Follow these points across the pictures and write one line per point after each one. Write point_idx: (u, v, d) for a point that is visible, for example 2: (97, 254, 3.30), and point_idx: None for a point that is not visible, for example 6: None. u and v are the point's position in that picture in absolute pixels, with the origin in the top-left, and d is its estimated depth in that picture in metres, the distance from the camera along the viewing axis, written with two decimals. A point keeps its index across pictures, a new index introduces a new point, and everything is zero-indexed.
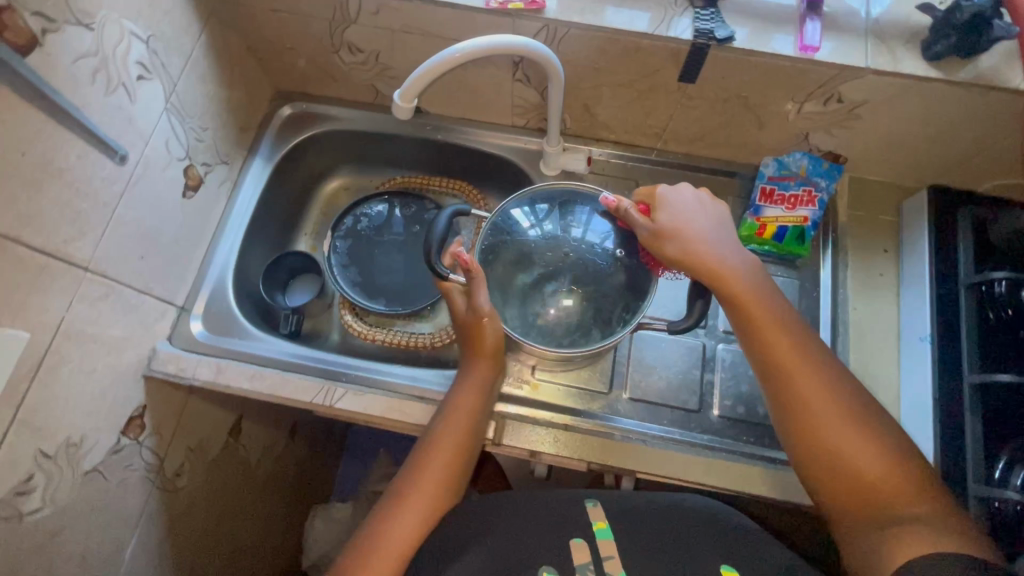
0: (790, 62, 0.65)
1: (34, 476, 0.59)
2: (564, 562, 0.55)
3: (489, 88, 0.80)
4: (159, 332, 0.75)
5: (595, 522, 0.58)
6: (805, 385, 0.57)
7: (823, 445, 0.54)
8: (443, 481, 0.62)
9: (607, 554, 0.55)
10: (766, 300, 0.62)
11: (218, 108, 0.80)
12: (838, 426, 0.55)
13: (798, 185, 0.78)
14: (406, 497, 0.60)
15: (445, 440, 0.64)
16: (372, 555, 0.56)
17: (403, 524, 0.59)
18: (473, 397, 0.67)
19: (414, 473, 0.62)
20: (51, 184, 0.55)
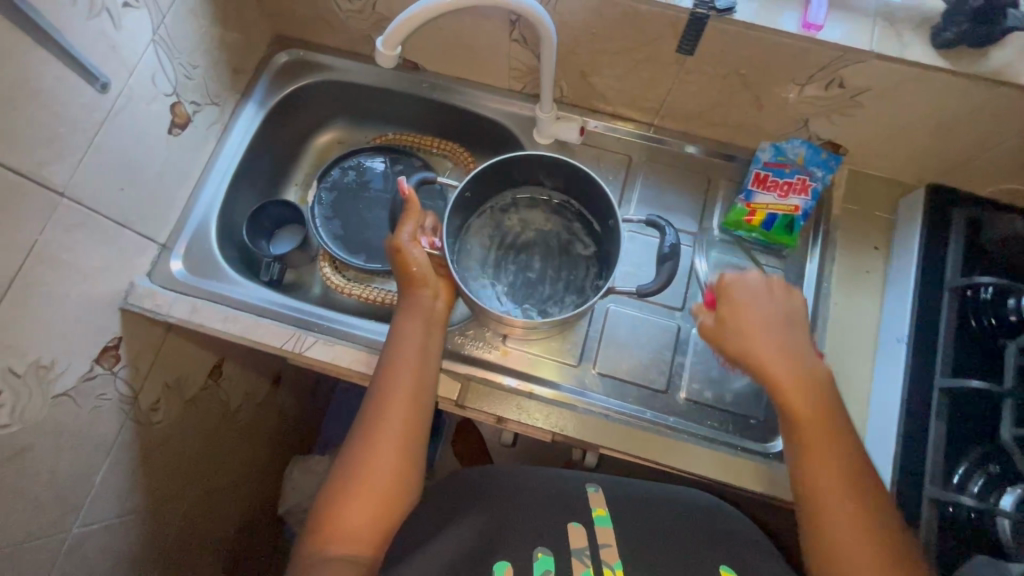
0: (792, 40, 0.62)
1: (2, 392, 0.60)
2: (558, 544, 0.52)
3: (486, 47, 0.78)
4: (138, 267, 0.76)
5: (595, 508, 0.56)
6: (819, 459, 0.55)
7: (830, 515, 0.53)
8: (409, 408, 0.62)
9: (605, 542, 0.53)
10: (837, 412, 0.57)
11: (211, 47, 0.79)
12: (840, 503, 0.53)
13: (793, 172, 0.76)
14: (374, 435, 0.60)
15: (398, 371, 0.63)
16: (352, 493, 0.57)
17: (378, 461, 0.58)
18: (419, 342, 0.66)
19: (376, 408, 0.61)
20: (26, 103, 0.55)
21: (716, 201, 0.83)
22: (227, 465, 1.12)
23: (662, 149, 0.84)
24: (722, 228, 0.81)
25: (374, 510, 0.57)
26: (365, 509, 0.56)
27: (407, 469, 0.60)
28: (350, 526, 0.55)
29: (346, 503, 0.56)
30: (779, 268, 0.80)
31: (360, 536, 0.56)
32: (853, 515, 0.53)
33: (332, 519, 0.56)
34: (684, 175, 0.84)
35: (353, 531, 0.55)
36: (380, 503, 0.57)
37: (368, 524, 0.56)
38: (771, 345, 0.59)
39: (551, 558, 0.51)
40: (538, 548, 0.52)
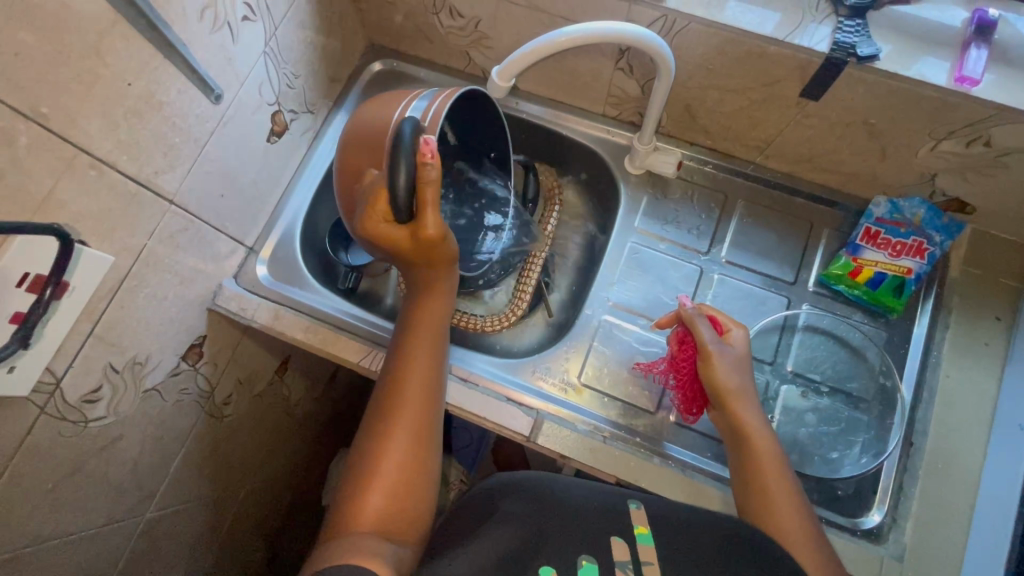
0: (938, 93, 0.57)
1: (102, 387, 0.63)
2: (602, 553, 0.49)
3: (588, 73, 0.76)
4: (227, 269, 0.77)
5: (636, 524, 0.52)
6: (775, 488, 0.56)
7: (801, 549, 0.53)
8: (426, 392, 0.60)
9: (647, 558, 0.49)
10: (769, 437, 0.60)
11: (312, 56, 0.80)
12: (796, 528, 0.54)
13: (908, 232, 0.72)
14: (394, 415, 0.58)
15: (415, 352, 0.62)
16: (376, 472, 0.54)
17: (397, 447, 0.56)
18: (428, 322, 0.64)
19: (393, 391, 0.59)
20: (151, 116, 0.56)
21: (817, 248, 0.78)
22: (281, 456, 1.15)
23: (761, 189, 0.80)
24: (820, 280, 0.76)
25: (401, 491, 0.54)
26: (391, 488, 0.53)
27: (427, 454, 0.57)
28: (375, 507, 0.52)
29: (370, 484, 0.53)
30: (883, 331, 0.74)
31: (386, 518, 0.52)
32: (792, 525, 0.54)
33: (357, 503, 0.52)
34: (784, 221, 0.79)
35: (382, 511, 0.52)
36: (406, 484, 0.54)
37: (394, 505, 0.53)
38: (737, 380, 0.63)
39: (595, 566, 0.48)
40: (582, 555, 0.49)
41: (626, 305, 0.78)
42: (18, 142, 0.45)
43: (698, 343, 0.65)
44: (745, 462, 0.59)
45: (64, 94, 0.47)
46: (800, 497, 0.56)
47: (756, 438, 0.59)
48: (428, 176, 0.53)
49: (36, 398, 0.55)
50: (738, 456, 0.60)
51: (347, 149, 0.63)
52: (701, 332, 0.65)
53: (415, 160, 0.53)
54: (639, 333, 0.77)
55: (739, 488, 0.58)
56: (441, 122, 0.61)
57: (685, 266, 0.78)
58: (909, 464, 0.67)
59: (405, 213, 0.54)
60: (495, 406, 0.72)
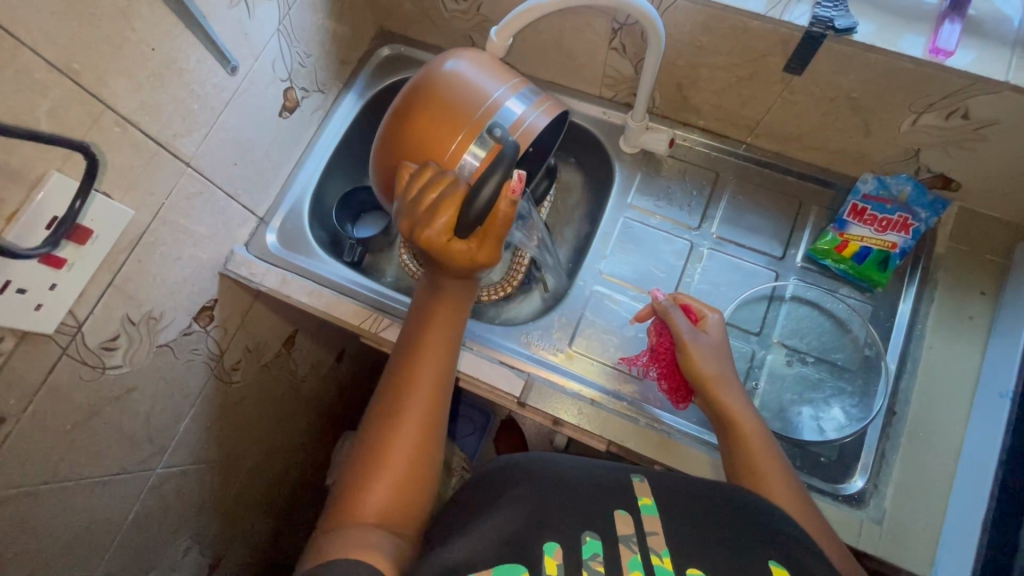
0: (915, 65, 0.59)
1: (120, 336, 0.67)
2: (606, 528, 0.49)
3: (584, 53, 0.79)
4: (239, 237, 0.82)
5: (640, 497, 0.52)
6: (756, 453, 0.59)
7: (786, 500, 0.55)
8: (436, 389, 0.60)
9: (652, 529, 0.49)
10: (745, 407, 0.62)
11: (324, 38, 0.84)
12: (782, 484, 0.56)
13: (894, 208, 0.74)
14: (401, 413, 0.58)
15: (428, 348, 0.62)
16: (381, 468, 0.55)
17: (404, 444, 0.57)
18: (443, 319, 0.64)
19: (404, 386, 0.60)
20: (171, 81, 0.61)
21: (806, 224, 0.80)
22: (287, 431, 1.19)
23: (752, 168, 0.83)
24: (808, 255, 0.78)
25: (405, 486, 0.55)
26: (395, 484, 0.55)
27: (433, 452, 0.58)
28: (379, 502, 0.54)
29: (375, 478, 0.55)
30: (869, 305, 0.75)
31: (389, 512, 0.54)
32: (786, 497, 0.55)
33: (359, 497, 0.54)
34: (774, 198, 0.81)
35: (385, 505, 0.54)
36: (411, 479, 0.56)
37: (396, 499, 0.54)
38: (715, 367, 0.64)
39: (598, 542, 0.48)
40: (586, 531, 0.49)
41: (617, 276, 0.80)
42: (51, 93, 0.49)
43: (673, 334, 0.67)
44: (733, 443, 0.60)
45: (94, 54, 0.52)
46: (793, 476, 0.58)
47: (741, 421, 0.61)
48: (504, 208, 0.55)
49: (59, 338, 0.59)
50: (722, 431, 0.62)
51: (413, 119, 0.62)
52: (676, 323, 0.67)
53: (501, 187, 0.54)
54: (629, 303, 0.79)
55: (733, 468, 0.59)
56: (532, 137, 0.62)
57: (676, 241, 0.81)
58: (890, 432, 0.69)
59: (470, 231, 0.55)
60: (487, 368, 0.75)
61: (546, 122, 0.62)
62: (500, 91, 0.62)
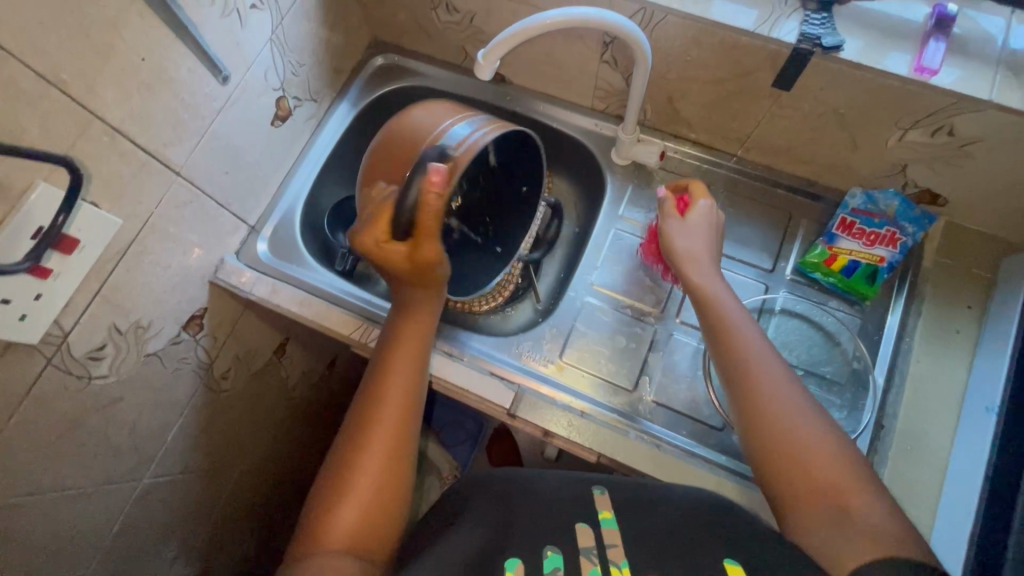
0: (901, 82, 0.60)
1: (106, 346, 0.66)
2: (567, 543, 0.51)
3: (577, 66, 0.80)
4: (229, 246, 0.81)
5: (601, 510, 0.54)
6: (795, 427, 0.53)
7: (837, 486, 0.50)
8: (406, 408, 0.61)
9: (612, 541, 0.51)
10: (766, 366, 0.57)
11: (317, 47, 0.85)
12: (828, 461, 0.51)
13: (882, 223, 0.74)
14: (370, 430, 0.59)
15: (395, 363, 0.63)
16: (348, 491, 0.55)
17: (372, 462, 0.57)
18: (412, 334, 0.65)
19: (373, 407, 0.60)
20: (162, 90, 0.60)
21: (795, 238, 0.80)
22: (278, 439, 1.18)
23: (742, 181, 0.83)
24: (798, 268, 0.78)
25: (373, 507, 0.55)
26: (363, 506, 0.55)
27: (401, 472, 0.59)
28: (345, 526, 0.54)
29: (343, 498, 0.55)
30: (857, 318, 0.76)
31: (356, 536, 0.54)
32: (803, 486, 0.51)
33: (328, 517, 0.54)
34: (764, 211, 0.82)
35: (353, 528, 0.54)
36: (379, 501, 0.56)
37: (364, 521, 0.55)
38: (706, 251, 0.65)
39: (559, 557, 0.50)
40: (548, 546, 0.50)
41: (608, 288, 0.81)
42: (39, 103, 0.49)
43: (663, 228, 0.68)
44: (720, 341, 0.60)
45: (82, 64, 0.51)
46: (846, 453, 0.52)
47: (723, 311, 0.61)
48: (431, 201, 0.54)
49: (44, 348, 0.59)
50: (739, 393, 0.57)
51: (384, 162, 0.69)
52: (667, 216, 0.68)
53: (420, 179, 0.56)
54: (619, 315, 0.79)
55: (739, 415, 0.56)
56: (477, 150, 0.63)
57: None
58: (879, 445, 0.69)
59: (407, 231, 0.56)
60: (478, 380, 0.75)
61: (491, 137, 0.65)
62: (447, 124, 0.68)
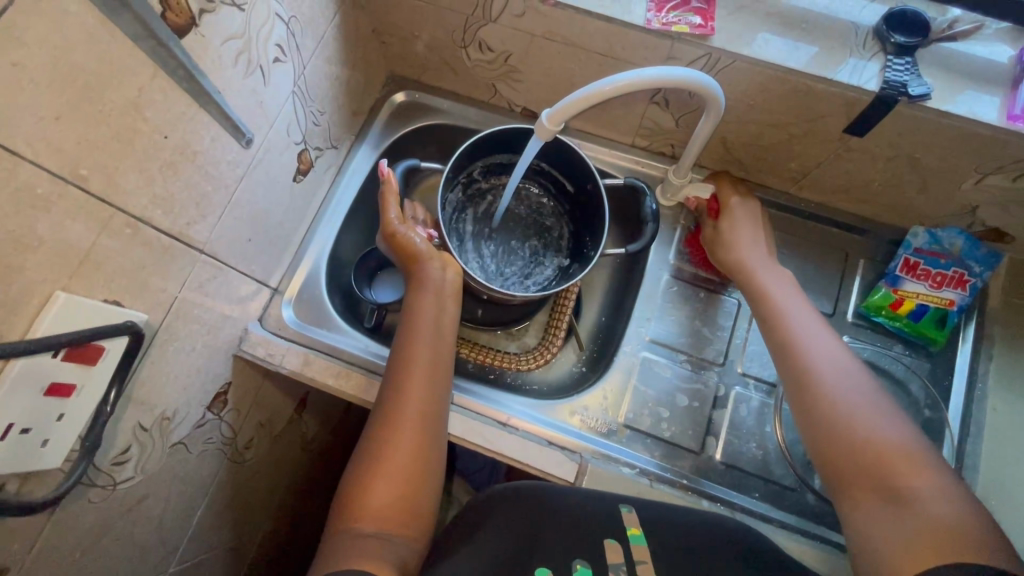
0: (991, 131, 0.56)
1: (131, 447, 0.59)
2: (596, 557, 0.54)
3: (621, 106, 0.75)
4: (252, 313, 0.75)
5: (629, 526, 0.57)
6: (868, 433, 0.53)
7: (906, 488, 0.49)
8: (429, 390, 0.62)
9: (640, 559, 0.54)
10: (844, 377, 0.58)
11: (337, 91, 0.78)
12: (912, 469, 0.50)
13: (949, 263, 0.71)
14: (395, 409, 0.59)
15: (414, 343, 0.63)
16: (380, 470, 0.56)
17: (399, 439, 0.58)
18: (430, 315, 0.65)
19: (398, 389, 0.61)
20: (185, 167, 0.53)
21: (854, 278, 0.77)
22: (299, 495, 1.12)
23: (795, 218, 0.79)
24: (860, 311, 0.75)
25: (406, 488, 0.56)
26: (396, 486, 0.56)
27: (430, 451, 0.59)
28: (379, 501, 0.55)
29: (375, 476, 0.56)
30: (925, 363, 0.73)
31: (389, 510, 0.55)
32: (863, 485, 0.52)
33: (363, 494, 0.55)
34: (820, 250, 0.78)
35: (386, 508, 0.55)
36: (411, 482, 0.57)
37: (398, 502, 0.55)
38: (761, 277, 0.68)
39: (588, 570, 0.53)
40: (576, 559, 0.54)
41: (664, 340, 0.76)
42: (57, 207, 0.42)
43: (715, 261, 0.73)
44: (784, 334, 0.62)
45: (102, 155, 0.44)
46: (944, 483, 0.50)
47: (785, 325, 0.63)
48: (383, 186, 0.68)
49: None
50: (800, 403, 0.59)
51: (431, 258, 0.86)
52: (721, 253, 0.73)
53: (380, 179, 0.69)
54: (677, 369, 0.75)
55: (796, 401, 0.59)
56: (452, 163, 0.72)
57: (723, 301, 0.78)
58: None
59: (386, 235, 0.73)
60: (538, 452, 0.69)
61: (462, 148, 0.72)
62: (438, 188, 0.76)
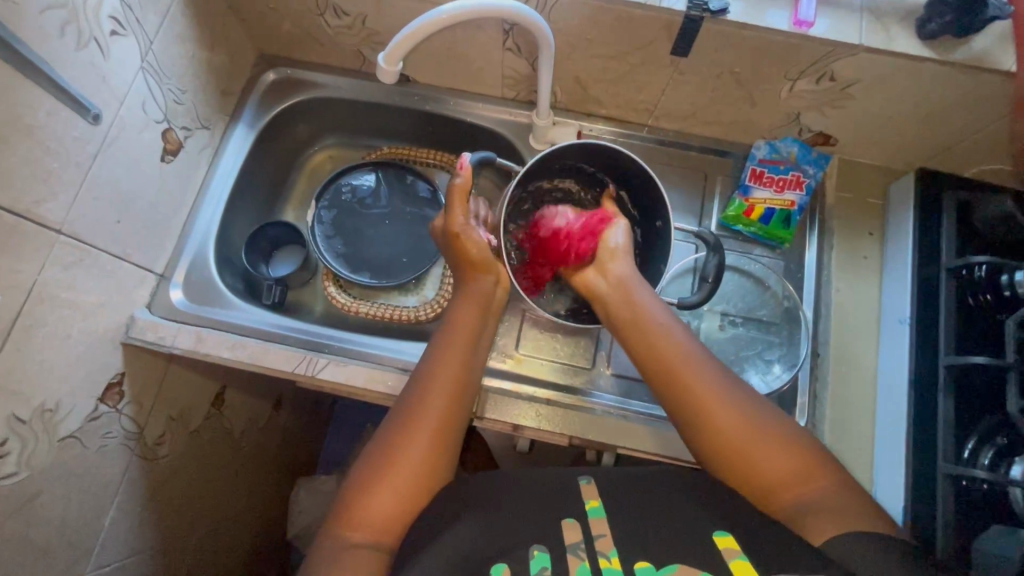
0: (784, 37, 0.64)
1: (8, 441, 0.58)
2: (554, 539, 0.48)
3: (480, 57, 0.79)
4: (138, 300, 0.74)
5: (588, 500, 0.51)
6: (716, 406, 0.52)
7: (756, 463, 0.50)
8: (453, 402, 0.57)
9: (600, 531, 0.48)
10: (692, 359, 0.56)
11: (198, 70, 0.77)
12: (764, 445, 0.50)
13: (787, 169, 0.80)
14: (413, 417, 0.55)
15: (446, 355, 0.60)
16: (389, 477, 0.52)
17: (413, 451, 0.54)
18: (464, 332, 0.62)
19: (416, 398, 0.57)
20: (19, 141, 0.53)
21: (714, 196, 0.84)
22: (236, 494, 1.06)
23: (659, 148, 0.86)
24: (721, 223, 0.82)
25: (407, 503, 0.52)
26: (398, 498, 0.52)
27: (439, 472, 0.54)
28: (380, 510, 0.51)
29: (383, 482, 0.52)
30: (780, 261, 0.81)
31: (390, 521, 0.51)
32: (727, 410, 0.52)
33: (363, 501, 0.51)
34: (682, 174, 0.85)
35: (383, 519, 0.51)
36: (413, 500, 0.52)
37: (396, 514, 0.51)
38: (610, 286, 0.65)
39: (547, 555, 0.47)
40: (533, 546, 0.48)
41: None
42: None
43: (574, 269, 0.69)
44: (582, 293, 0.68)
45: None
46: (788, 444, 0.51)
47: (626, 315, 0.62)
48: (459, 183, 0.67)
49: None
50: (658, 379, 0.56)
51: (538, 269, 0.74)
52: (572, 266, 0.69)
53: (456, 173, 0.68)
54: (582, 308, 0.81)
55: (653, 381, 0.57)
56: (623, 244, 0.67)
57: None
58: (818, 373, 0.76)
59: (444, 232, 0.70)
60: None
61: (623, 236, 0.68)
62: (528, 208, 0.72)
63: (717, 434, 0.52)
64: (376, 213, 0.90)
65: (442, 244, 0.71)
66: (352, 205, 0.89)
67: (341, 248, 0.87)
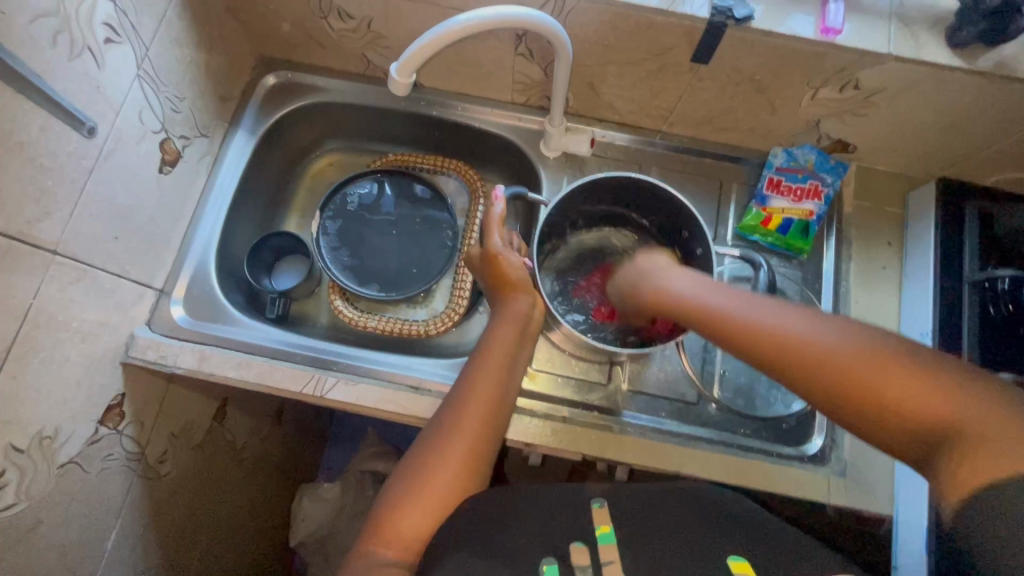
0: (810, 45, 0.61)
1: (6, 472, 0.55)
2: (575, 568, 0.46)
3: (490, 62, 0.76)
4: (137, 317, 0.71)
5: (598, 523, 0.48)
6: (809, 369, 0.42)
7: (897, 416, 0.38)
8: (488, 420, 0.56)
9: (607, 558, 0.45)
10: (779, 321, 0.46)
11: (196, 75, 0.74)
12: (899, 385, 0.38)
13: (805, 177, 0.78)
14: (450, 433, 0.54)
15: (482, 373, 0.58)
16: (419, 493, 0.50)
17: (447, 467, 0.52)
18: (502, 349, 0.61)
19: (452, 416, 0.55)
20: (12, 159, 0.50)
21: (730, 204, 0.82)
22: (240, 507, 1.04)
23: (673, 155, 0.84)
24: (737, 233, 0.80)
25: (437, 519, 0.50)
26: (428, 516, 0.50)
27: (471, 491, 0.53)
28: (411, 527, 0.49)
29: (413, 498, 0.50)
30: (798, 271, 0.79)
31: (420, 539, 0.49)
32: (825, 371, 0.41)
33: (393, 515, 0.50)
34: (696, 181, 0.83)
35: (413, 537, 0.49)
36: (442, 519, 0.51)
37: (425, 531, 0.50)
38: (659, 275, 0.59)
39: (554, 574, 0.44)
40: (540, 564, 0.45)
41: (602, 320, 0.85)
42: None
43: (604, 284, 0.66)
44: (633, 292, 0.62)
45: None
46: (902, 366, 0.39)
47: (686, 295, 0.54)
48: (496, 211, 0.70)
49: None
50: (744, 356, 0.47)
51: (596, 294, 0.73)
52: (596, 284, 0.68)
53: (492, 203, 0.70)
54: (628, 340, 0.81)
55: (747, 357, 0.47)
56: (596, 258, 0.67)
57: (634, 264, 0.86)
58: None
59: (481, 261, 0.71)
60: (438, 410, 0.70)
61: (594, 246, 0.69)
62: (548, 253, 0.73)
63: (837, 395, 0.41)
64: (383, 222, 0.87)
65: (477, 267, 0.71)
66: (359, 214, 0.87)
67: (350, 260, 0.85)
